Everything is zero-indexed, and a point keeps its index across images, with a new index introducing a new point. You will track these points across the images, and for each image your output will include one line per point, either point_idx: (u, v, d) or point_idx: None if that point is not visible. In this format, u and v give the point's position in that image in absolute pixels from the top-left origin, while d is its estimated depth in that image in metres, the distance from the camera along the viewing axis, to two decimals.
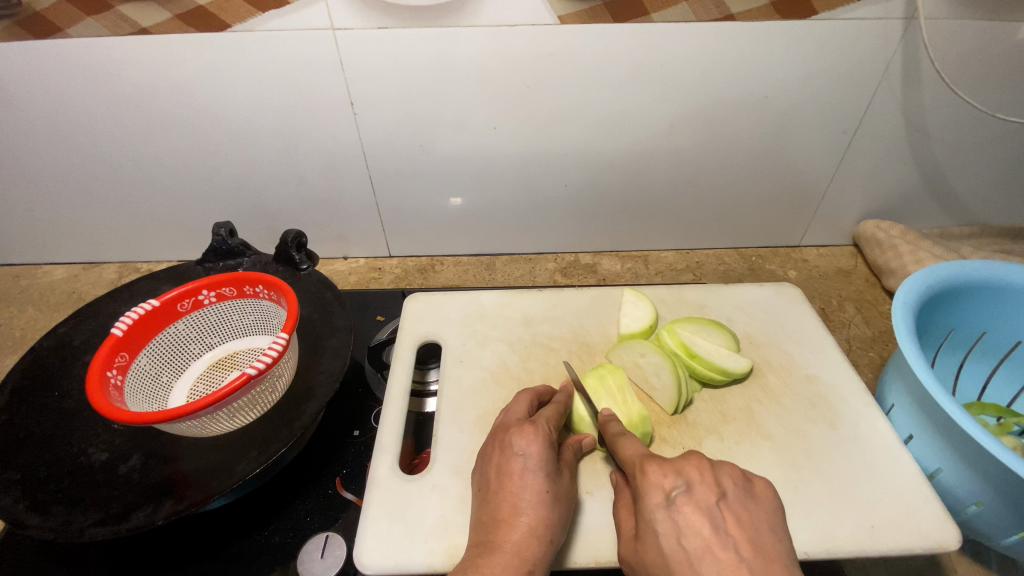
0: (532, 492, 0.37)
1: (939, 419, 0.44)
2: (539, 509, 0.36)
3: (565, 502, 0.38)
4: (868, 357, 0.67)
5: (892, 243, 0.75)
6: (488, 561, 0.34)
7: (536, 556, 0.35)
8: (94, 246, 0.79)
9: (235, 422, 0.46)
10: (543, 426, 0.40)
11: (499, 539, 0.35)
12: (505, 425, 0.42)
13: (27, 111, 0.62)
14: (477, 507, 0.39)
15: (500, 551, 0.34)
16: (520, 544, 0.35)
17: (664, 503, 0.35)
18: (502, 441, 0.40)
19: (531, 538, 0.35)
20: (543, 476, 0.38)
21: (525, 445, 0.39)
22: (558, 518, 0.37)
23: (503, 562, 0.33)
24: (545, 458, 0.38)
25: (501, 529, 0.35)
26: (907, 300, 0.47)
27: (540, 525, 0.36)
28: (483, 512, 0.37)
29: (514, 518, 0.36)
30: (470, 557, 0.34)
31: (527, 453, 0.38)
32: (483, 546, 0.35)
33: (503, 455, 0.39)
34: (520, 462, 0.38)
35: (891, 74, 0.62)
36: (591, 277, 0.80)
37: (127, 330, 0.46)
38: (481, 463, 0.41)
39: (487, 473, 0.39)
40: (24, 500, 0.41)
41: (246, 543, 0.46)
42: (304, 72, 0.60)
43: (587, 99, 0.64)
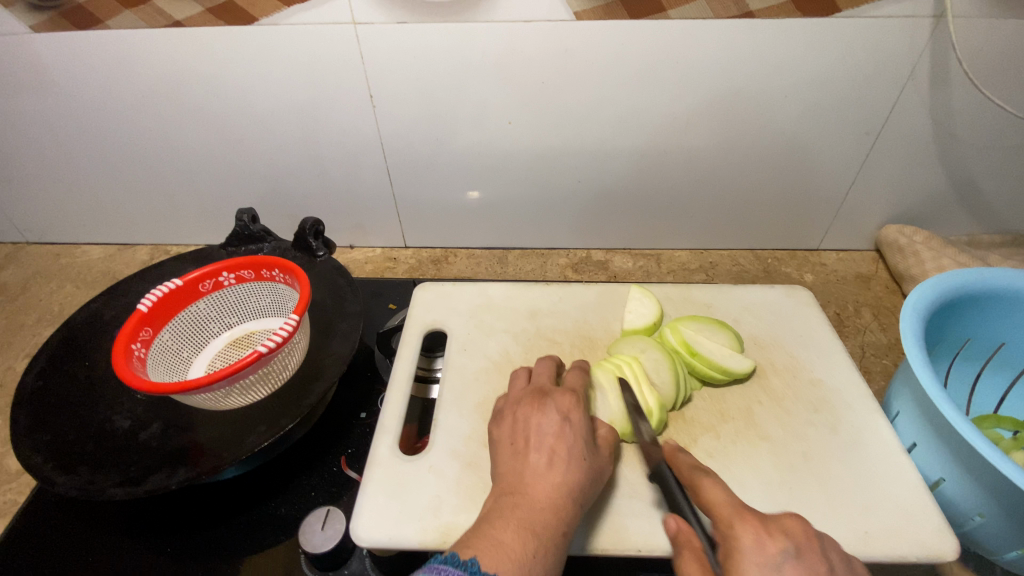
0: (573, 453, 0.39)
1: (945, 427, 0.43)
2: (577, 469, 0.38)
3: (601, 469, 0.40)
4: (881, 364, 0.65)
5: (914, 249, 0.73)
6: (529, 512, 0.35)
7: (571, 512, 0.37)
8: (128, 228, 0.84)
9: (246, 397, 0.48)
10: (581, 396, 0.43)
11: (538, 490, 0.37)
12: (541, 390, 0.44)
13: (70, 98, 0.66)
14: (506, 459, 0.40)
15: (538, 501, 0.36)
16: (558, 497, 0.36)
17: (763, 560, 0.32)
18: (542, 402, 0.42)
19: (572, 496, 0.37)
20: (582, 441, 0.40)
21: (568, 411, 0.42)
22: (593, 483, 0.39)
23: (546, 515, 0.35)
24: (585, 425, 0.41)
25: (541, 481, 0.37)
26: (918, 306, 0.46)
27: (578, 486, 0.38)
28: (518, 465, 0.39)
29: (556, 473, 0.38)
30: (510, 506, 0.36)
31: (570, 418, 0.41)
32: (522, 497, 0.37)
33: (543, 414, 0.41)
34: (563, 423, 0.41)
35: (918, 75, 0.61)
36: (602, 274, 0.81)
37: (152, 306, 0.49)
38: (513, 419, 0.42)
39: (522, 430, 0.41)
40: (51, 460, 0.44)
41: (254, 512, 0.49)
42: (326, 66, 0.62)
43: (603, 95, 0.64)
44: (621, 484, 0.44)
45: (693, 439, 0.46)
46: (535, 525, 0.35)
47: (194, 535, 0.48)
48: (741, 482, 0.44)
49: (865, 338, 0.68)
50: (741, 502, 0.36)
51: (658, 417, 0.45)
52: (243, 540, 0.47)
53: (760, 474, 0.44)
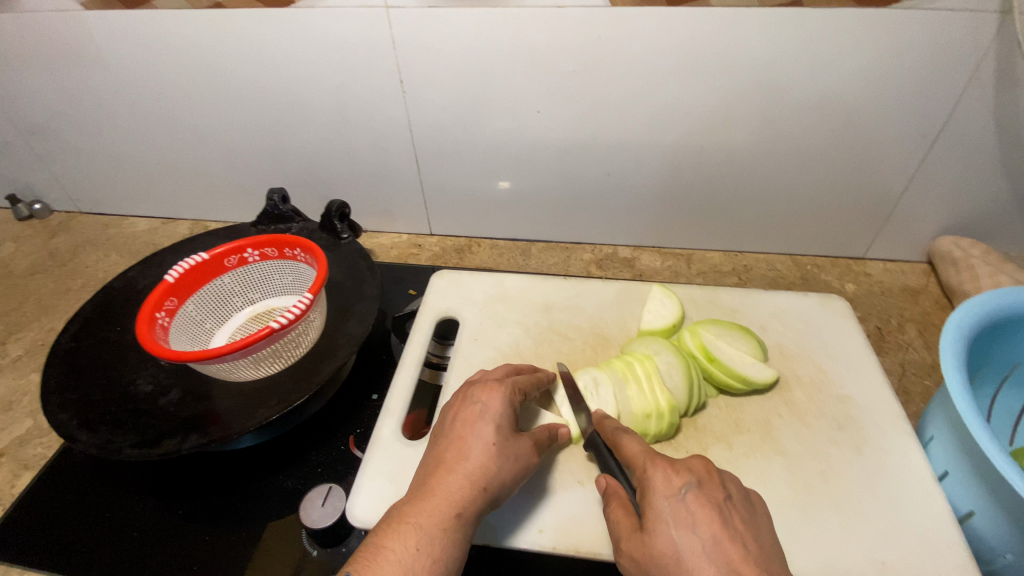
0: (480, 440, 0.37)
1: (980, 457, 0.39)
2: (482, 456, 0.36)
3: (518, 459, 0.37)
4: (921, 385, 0.61)
5: (969, 263, 0.67)
6: (416, 506, 0.34)
7: (467, 501, 0.35)
8: (171, 203, 0.88)
9: (260, 370, 0.49)
10: (507, 385, 0.41)
11: (434, 483, 0.35)
12: (473, 383, 0.43)
13: (121, 76, 0.69)
14: (426, 454, 0.39)
15: (431, 493, 0.35)
16: (454, 488, 0.35)
17: (670, 495, 0.33)
18: (464, 394, 0.41)
19: (472, 483, 0.35)
20: (495, 428, 0.38)
21: (485, 398, 0.40)
22: (502, 471, 0.36)
23: (432, 508, 0.34)
24: (501, 413, 0.39)
25: (440, 473, 0.36)
26: (961, 324, 0.43)
27: (480, 475, 0.36)
28: (428, 457, 0.38)
29: (456, 463, 0.36)
30: (402, 501, 0.35)
31: (485, 405, 0.39)
32: (418, 490, 0.35)
33: (463, 405, 0.40)
34: (477, 411, 0.39)
35: (982, 75, 0.56)
36: (627, 272, 0.78)
37: (178, 277, 0.51)
38: (441, 412, 0.42)
39: (443, 421, 0.40)
40: (77, 418, 0.46)
41: (262, 483, 0.51)
42: (360, 51, 0.63)
43: (637, 87, 0.62)
44: None
45: (702, 448, 0.44)
46: (418, 519, 0.33)
47: (205, 500, 0.50)
48: None
49: (906, 356, 0.64)
50: (655, 450, 0.37)
51: (668, 419, 0.43)
52: (249, 509, 0.49)
53: (770, 489, 0.42)
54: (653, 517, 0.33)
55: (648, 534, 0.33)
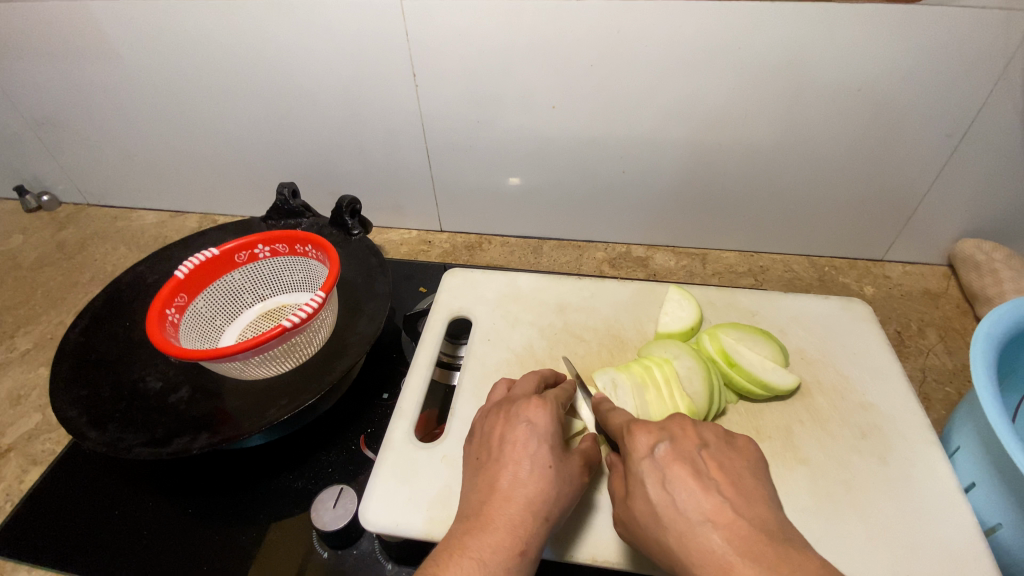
0: (535, 464, 0.36)
1: (1010, 469, 0.38)
2: (540, 480, 0.35)
3: (571, 482, 0.37)
4: (943, 392, 0.59)
5: (992, 267, 0.66)
6: (477, 539, 0.32)
7: (529, 533, 0.33)
8: (180, 196, 0.87)
9: (271, 368, 0.49)
10: (551, 400, 0.40)
11: (492, 514, 0.34)
12: (511, 399, 0.41)
13: (130, 67, 0.69)
14: (471, 477, 0.38)
15: (492, 525, 0.33)
16: (514, 518, 0.33)
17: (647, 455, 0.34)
18: (507, 412, 0.40)
19: (534, 510, 0.34)
20: (548, 449, 0.37)
21: (532, 416, 0.38)
22: (558, 497, 0.35)
23: (495, 541, 0.32)
24: (552, 431, 0.38)
25: (496, 501, 0.34)
26: (991, 333, 0.41)
27: (538, 502, 0.34)
28: (478, 482, 0.36)
29: (513, 490, 0.35)
30: (458, 533, 0.33)
31: (534, 424, 0.38)
32: (474, 520, 0.34)
33: (509, 425, 0.39)
34: (527, 431, 0.37)
35: (1013, 74, 0.54)
36: (640, 271, 0.77)
37: (188, 273, 0.50)
38: (481, 432, 0.40)
39: (488, 442, 0.39)
40: (86, 414, 0.46)
41: (272, 482, 0.50)
42: (372, 44, 0.62)
43: (656, 83, 0.61)
44: None
45: None
46: (481, 555, 0.32)
47: (215, 498, 0.49)
48: None
49: (926, 361, 0.62)
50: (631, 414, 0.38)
51: None
52: (259, 509, 0.48)
53: (792, 498, 0.41)
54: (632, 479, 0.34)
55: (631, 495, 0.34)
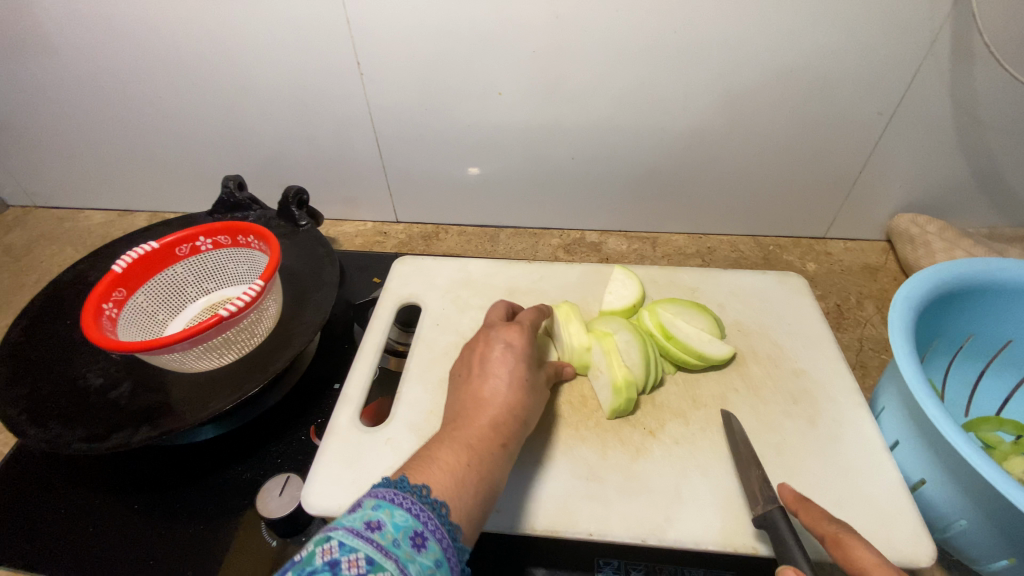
0: (514, 376, 0.38)
1: (928, 424, 0.40)
2: (517, 388, 0.38)
3: (541, 394, 0.40)
4: (878, 360, 0.62)
5: (925, 239, 0.69)
6: (462, 433, 0.35)
7: (508, 432, 0.36)
8: (128, 195, 0.85)
9: (213, 360, 0.48)
10: (528, 326, 0.43)
11: (476, 414, 0.36)
12: (491, 324, 0.44)
13: (66, 61, 0.67)
14: (452, 390, 0.40)
15: (475, 424, 0.35)
16: (495, 418, 0.36)
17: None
18: (486, 334, 0.42)
19: (513, 411, 0.37)
20: (524, 363, 0.40)
21: (511, 336, 0.41)
22: (531, 406, 0.38)
23: (480, 434, 0.35)
24: (527, 349, 0.41)
25: (479, 404, 0.37)
26: (911, 295, 0.43)
27: (515, 407, 0.37)
28: (462, 392, 0.38)
29: (495, 396, 0.37)
30: (444, 431, 0.35)
31: (512, 342, 0.40)
32: (458, 420, 0.36)
33: (489, 343, 0.41)
34: (507, 348, 0.40)
35: (938, 51, 0.56)
36: (594, 256, 0.78)
37: (127, 267, 0.49)
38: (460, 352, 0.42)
39: (468, 359, 0.41)
40: (25, 412, 0.45)
41: (219, 475, 0.49)
42: (315, 32, 0.61)
43: (603, 69, 0.62)
44: (580, 468, 0.42)
45: (660, 425, 0.45)
46: (467, 443, 0.34)
47: (161, 492, 0.48)
48: (705, 471, 0.42)
49: (864, 332, 0.65)
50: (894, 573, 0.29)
51: (624, 395, 0.43)
52: (205, 503, 0.48)
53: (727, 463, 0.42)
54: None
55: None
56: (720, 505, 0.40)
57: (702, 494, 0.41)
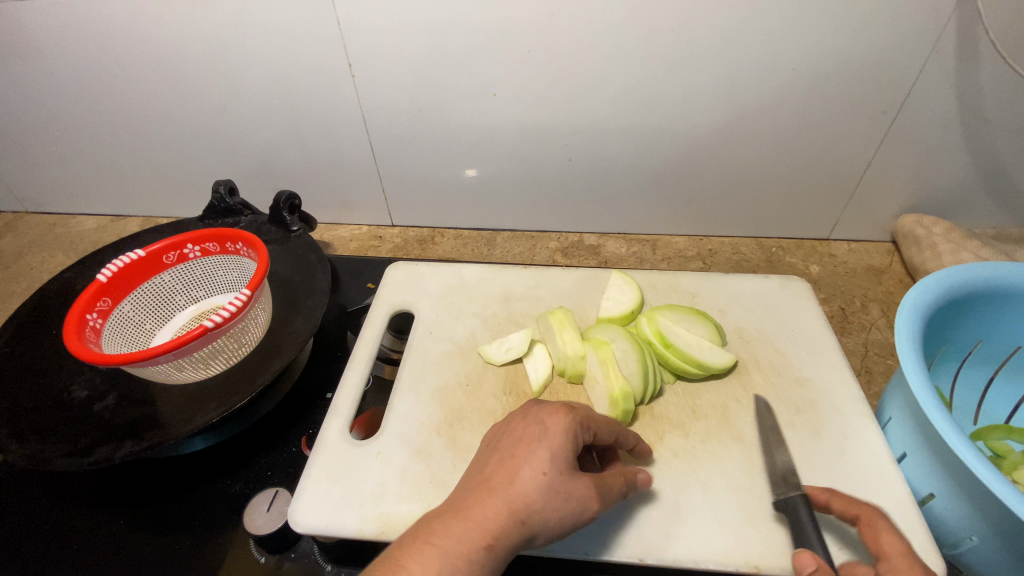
0: (533, 472, 0.33)
1: (937, 436, 0.39)
2: (533, 490, 0.32)
3: (575, 506, 0.33)
4: (884, 365, 0.61)
5: (931, 241, 0.67)
6: (448, 526, 0.31)
7: (501, 535, 0.31)
8: (120, 200, 0.84)
9: (200, 372, 0.47)
10: (579, 413, 0.36)
11: (470, 507, 0.32)
12: (543, 402, 0.38)
13: (53, 65, 0.66)
14: (473, 468, 0.36)
15: (466, 519, 0.31)
16: (489, 515, 0.31)
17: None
18: (530, 413, 0.37)
19: (516, 515, 0.31)
20: (556, 462, 0.33)
21: (552, 424, 0.35)
22: (549, 512, 0.32)
23: (462, 532, 0.30)
24: (565, 446, 0.34)
25: (481, 494, 0.32)
26: (918, 302, 0.42)
27: (521, 507, 0.32)
28: (476, 473, 0.34)
29: (501, 489, 0.32)
30: (433, 516, 0.32)
31: (547, 430, 0.35)
32: (456, 508, 0.32)
33: (527, 425, 0.36)
34: (539, 436, 0.34)
35: (944, 48, 0.55)
36: (592, 259, 0.77)
37: (112, 276, 0.48)
38: (501, 428, 0.38)
39: (501, 440, 0.36)
40: (7, 427, 0.44)
41: (208, 489, 0.48)
42: (304, 34, 0.60)
43: (600, 69, 0.60)
44: None
45: (658, 437, 0.43)
46: (446, 542, 0.30)
47: (149, 506, 0.47)
48: (705, 485, 0.41)
49: (869, 336, 0.64)
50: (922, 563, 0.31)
51: (620, 407, 0.42)
52: (193, 518, 0.46)
53: (727, 477, 0.41)
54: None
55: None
56: (721, 521, 0.39)
57: (701, 510, 0.39)
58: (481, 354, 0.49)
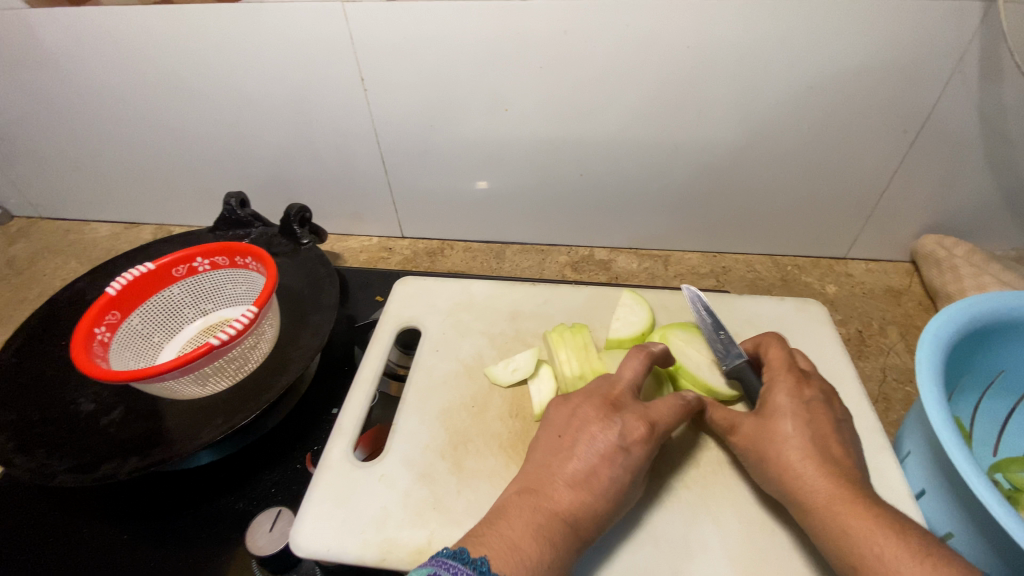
0: (616, 484, 0.36)
1: (958, 473, 0.37)
2: (613, 500, 0.36)
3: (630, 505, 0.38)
4: (903, 392, 0.59)
5: (952, 263, 0.66)
6: (549, 522, 0.34)
7: (586, 536, 0.35)
8: (133, 208, 0.85)
9: (206, 388, 0.47)
10: (659, 431, 0.38)
11: (565, 504, 0.35)
12: (621, 397, 0.40)
13: (70, 76, 0.66)
14: (548, 451, 0.38)
15: (561, 517, 0.34)
16: (581, 517, 0.35)
17: (796, 395, 0.39)
18: (612, 415, 0.39)
19: (599, 521, 0.35)
20: (632, 476, 0.37)
21: (635, 438, 0.38)
22: (617, 514, 0.37)
23: (563, 532, 0.34)
24: (643, 463, 0.37)
25: (573, 495, 0.35)
26: (939, 332, 0.40)
27: (604, 514, 0.36)
28: (559, 464, 0.37)
29: (589, 496, 0.36)
30: (530, 507, 0.35)
31: (632, 446, 0.37)
32: (547, 502, 0.35)
33: (609, 430, 0.38)
34: (625, 451, 0.37)
35: (966, 68, 0.53)
36: (603, 274, 0.76)
37: (120, 289, 0.48)
38: (574, 413, 0.40)
39: (579, 431, 0.38)
40: (12, 440, 0.44)
41: (211, 506, 0.48)
42: (318, 48, 0.60)
43: (612, 84, 0.60)
44: None
45: (669, 466, 0.42)
46: (551, 540, 0.33)
47: (153, 522, 0.47)
48: (717, 519, 0.39)
49: (888, 360, 0.62)
50: (790, 360, 0.42)
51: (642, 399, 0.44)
52: (196, 535, 0.46)
53: (740, 510, 0.40)
54: (774, 406, 0.39)
55: (764, 420, 0.39)
56: (730, 557, 0.38)
57: (712, 546, 0.38)
58: (487, 375, 0.49)
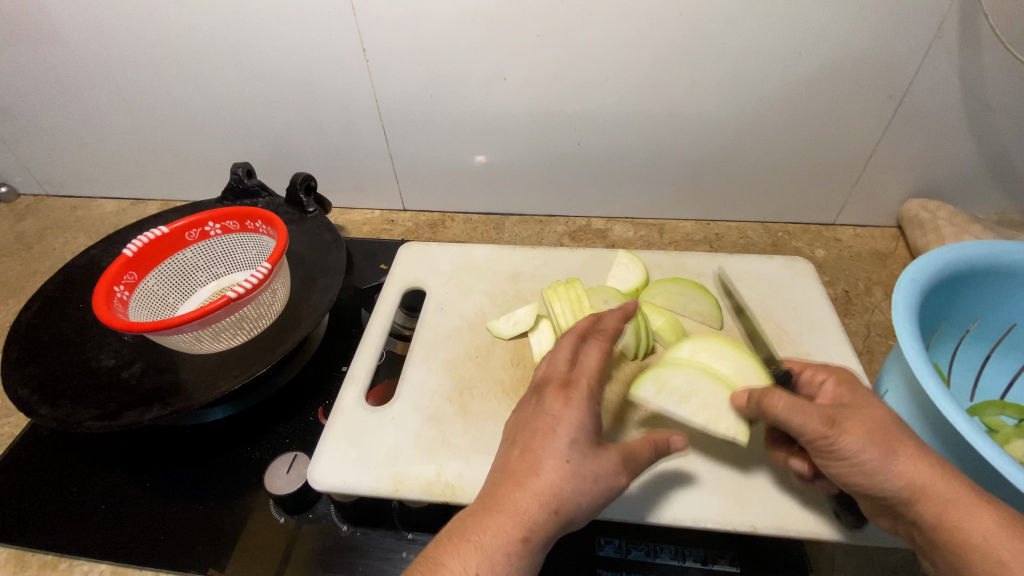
0: (551, 456, 0.33)
1: (931, 407, 0.40)
2: (554, 475, 0.33)
3: (596, 478, 0.34)
4: (885, 345, 0.62)
5: (935, 225, 0.68)
6: (481, 521, 0.31)
7: (537, 525, 0.31)
8: (139, 184, 0.86)
9: (222, 342, 0.49)
10: (577, 386, 0.36)
11: (500, 497, 0.32)
12: (545, 377, 0.39)
13: (77, 51, 0.68)
14: (497, 456, 0.37)
15: (496, 512, 0.32)
16: (518, 505, 0.32)
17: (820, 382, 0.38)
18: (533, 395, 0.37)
19: (542, 502, 0.32)
20: (568, 443, 0.34)
21: (555, 404, 0.35)
22: (577, 494, 0.33)
23: (496, 525, 0.31)
24: (574, 423, 0.35)
25: (507, 486, 0.33)
26: (915, 278, 0.43)
27: (548, 492, 0.32)
28: (499, 463, 0.35)
29: (524, 478, 0.33)
30: (464, 514, 0.32)
31: (554, 411, 0.35)
32: (482, 502, 0.33)
33: (534, 410, 0.36)
34: (545, 422, 0.35)
35: (947, 34, 0.55)
36: (600, 242, 0.78)
37: (137, 251, 0.50)
38: (514, 414, 0.38)
39: (514, 423, 0.37)
40: (39, 394, 0.46)
41: (229, 456, 0.50)
42: (321, 20, 0.61)
43: (608, 54, 0.61)
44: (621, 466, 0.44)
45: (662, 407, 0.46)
46: (482, 540, 0.30)
47: (173, 471, 0.50)
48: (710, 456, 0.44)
49: (872, 317, 0.65)
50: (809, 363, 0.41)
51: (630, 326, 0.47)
52: (216, 482, 0.49)
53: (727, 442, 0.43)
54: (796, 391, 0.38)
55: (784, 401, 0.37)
56: (721, 487, 0.43)
57: (705, 479, 0.43)
58: (490, 329, 0.51)
